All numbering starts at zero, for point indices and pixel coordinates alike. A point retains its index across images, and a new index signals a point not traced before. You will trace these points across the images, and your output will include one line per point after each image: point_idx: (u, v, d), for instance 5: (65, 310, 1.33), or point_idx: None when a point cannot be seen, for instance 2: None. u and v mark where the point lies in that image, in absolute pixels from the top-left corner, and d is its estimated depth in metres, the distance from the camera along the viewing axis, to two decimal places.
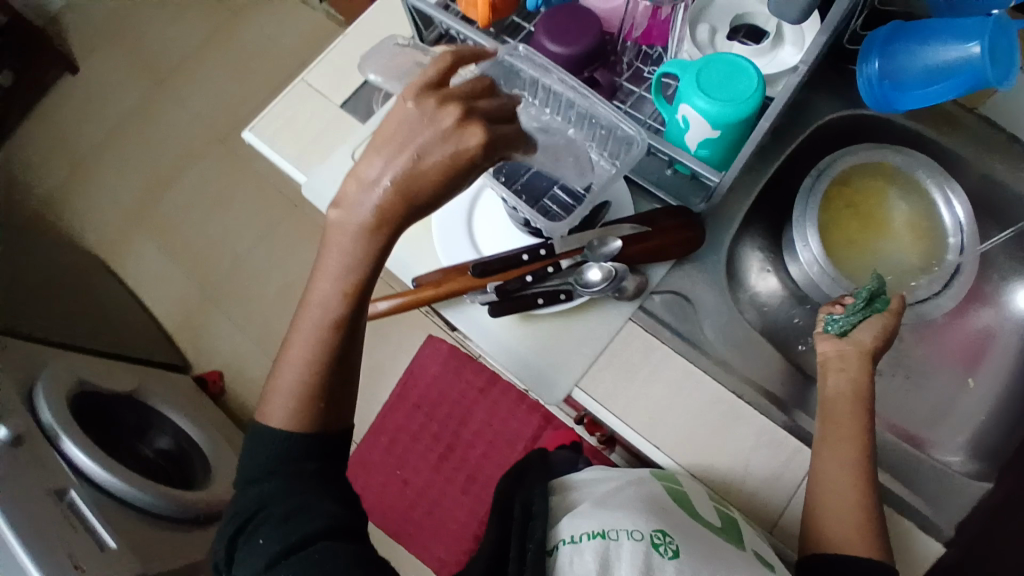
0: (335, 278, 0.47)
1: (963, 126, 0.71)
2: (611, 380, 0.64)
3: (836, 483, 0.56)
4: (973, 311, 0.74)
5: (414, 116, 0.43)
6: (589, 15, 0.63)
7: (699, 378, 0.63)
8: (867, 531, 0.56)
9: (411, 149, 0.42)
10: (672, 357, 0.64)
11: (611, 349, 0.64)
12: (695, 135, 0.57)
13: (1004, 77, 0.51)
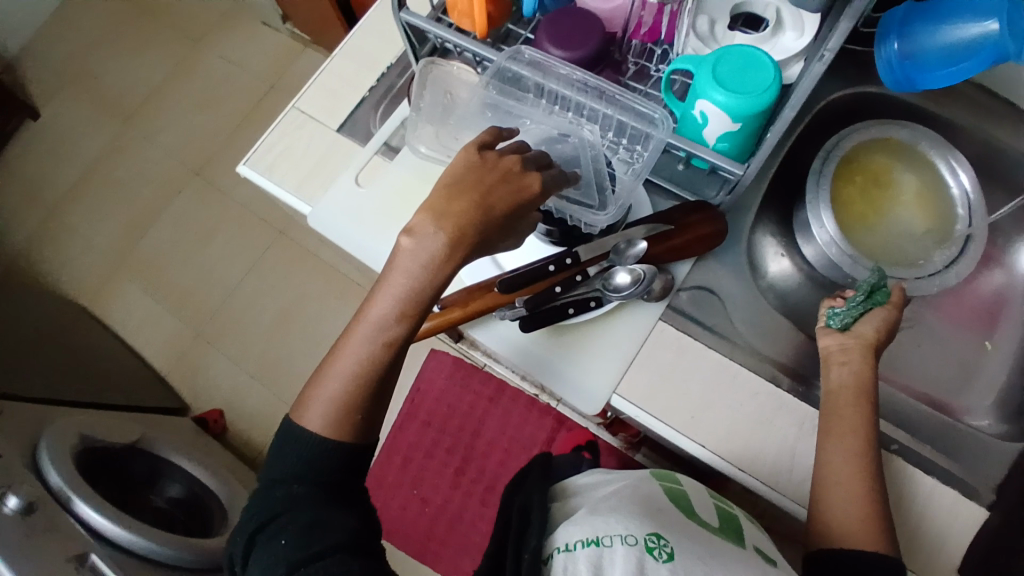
0: (396, 298, 0.46)
1: (960, 96, 0.73)
2: (647, 382, 0.63)
3: (845, 477, 0.56)
4: (986, 274, 0.75)
5: (477, 163, 0.48)
6: (591, 19, 0.63)
7: (736, 372, 0.63)
8: (880, 522, 0.55)
9: (477, 189, 0.46)
10: (706, 353, 0.63)
11: (644, 351, 0.64)
12: (714, 130, 0.58)
13: None
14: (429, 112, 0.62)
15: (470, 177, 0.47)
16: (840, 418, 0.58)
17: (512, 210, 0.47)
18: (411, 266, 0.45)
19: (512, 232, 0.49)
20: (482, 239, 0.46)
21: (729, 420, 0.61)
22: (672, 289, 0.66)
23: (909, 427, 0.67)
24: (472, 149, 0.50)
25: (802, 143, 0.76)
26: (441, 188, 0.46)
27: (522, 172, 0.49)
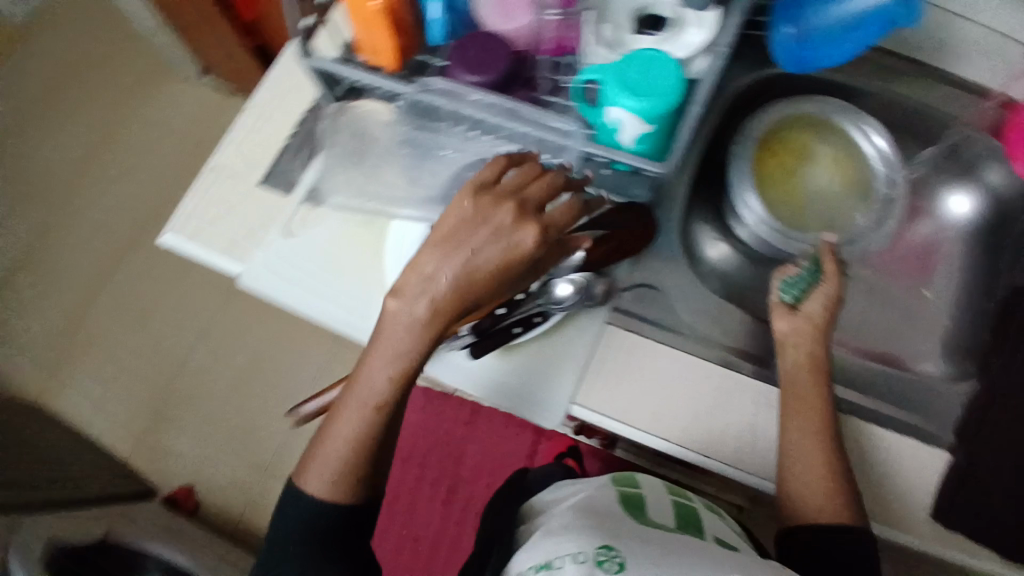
0: (389, 362, 0.52)
1: (863, 63, 0.76)
2: (613, 388, 0.64)
3: (808, 458, 0.58)
4: (912, 226, 0.79)
5: (473, 216, 0.52)
6: (495, 41, 0.63)
7: (689, 360, 0.64)
8: (846, 495, 0.57)
9: (465, 250, 0.51)
10: (659, 347, 0.65)
11: (597, 357, 0.65)
12: (629, 134, 0.59)
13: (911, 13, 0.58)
14: (344, 155, 0.67)
15: (457, 235, 0.52)
16: (799, 395, 0.59)
17: (500, 265, 0.52)
18: (399, 330, 0.52)
19: (509, 281, 0.54)
20: (465, 298, 0.52)
21: (692, 412, 0.63)
22: (613, 292, 0.67)
23: (864, 385, 0.69)
24: (468, 195, 0.53)
25: (720, 128, 0.78)
26: (430, 249, 0.52)
27: (517, 223, 0.52)
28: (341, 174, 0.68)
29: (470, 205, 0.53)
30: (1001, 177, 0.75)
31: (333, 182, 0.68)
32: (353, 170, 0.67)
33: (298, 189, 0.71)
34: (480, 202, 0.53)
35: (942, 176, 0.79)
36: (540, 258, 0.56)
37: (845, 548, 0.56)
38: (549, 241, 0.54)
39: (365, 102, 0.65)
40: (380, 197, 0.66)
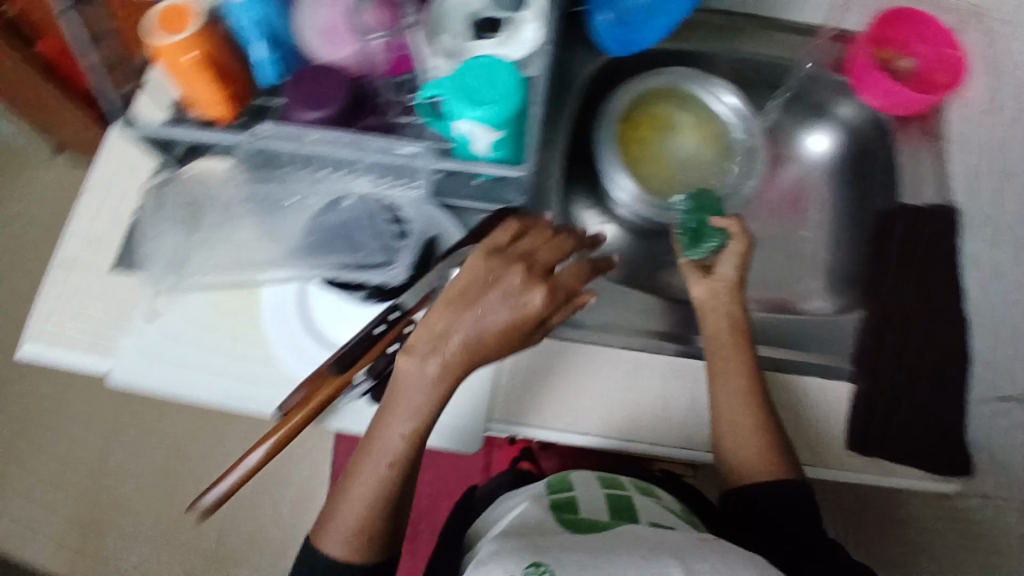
0: (408, 419, 0.55)
1: (702, 26, 0.76)
2: (538, 397, 0.63)
3: (735, 421, 0.59)
4: (780, 172, 0.82)
5: (483, 274, 0.56)
6: (328, 74, 0.60)
7: (604, 353, 0.65)
8: (778, 450, 0.59)
9: (478, 308, 0.54)
10: (571, 347, 0.65)
11: (515, 372, 0.64)
12: (483, 143, 0.59)
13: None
14: (173, 224, 0.63)
15: (467, 291, 0.55)
16: (725, 358, 0.61)
17: (506, 326, 0.55)
18: (418, 388, 0.54)
19: (517, 342, 0.57)
20: (478, 355, 0.55)
21: (613, 401, 0.63)
22: None
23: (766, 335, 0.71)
24: (479, 255, 0.58)
25: (579, 116, 0.78)
26: (441, 305, 0.55)
27: (528, 287, 0.56)
28: (175, 249, 0.62)
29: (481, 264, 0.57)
30: (853, 110, 0.77)
31: (158, 253, 0.62)
32: (192, 238, 0.62)
33: (137, 270, 0.65)
34: (490, 264, 0.57)
35: (797, 119, 0.81)
36: (550, 321, 0.58)
37: (793, 506, 0.56)
38: (558, 302, 0.57)
39: (202, 159, 0.62)
40: (241, 259, 0.63)
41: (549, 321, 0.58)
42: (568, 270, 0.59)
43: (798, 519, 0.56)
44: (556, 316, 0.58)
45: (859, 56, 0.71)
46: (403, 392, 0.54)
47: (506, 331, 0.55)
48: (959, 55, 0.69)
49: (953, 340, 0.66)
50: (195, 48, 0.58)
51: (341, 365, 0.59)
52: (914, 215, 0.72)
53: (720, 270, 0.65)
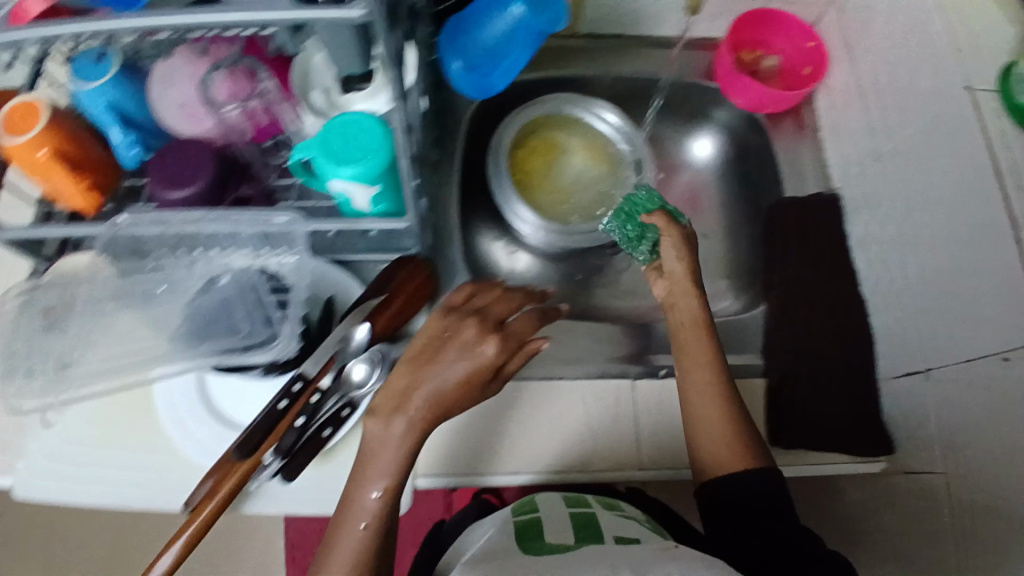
0: (386, 471, 0.56)
1: (574, 50, 0.78)
2: (486, 440, 0.64)
3: (705, 419, 0.59)
4: (673, 179, 0.84)
5: (440, 331, 0.60)
6: (196, 146, 0.59)
7: (562, 389, 0.67)
8: (746, 442, 0.59)
9: (436, 363, 0.58)
10: (529, 387, 0.67)
11: (477, 417, 0.65)
12: (362, 199, 0.59)
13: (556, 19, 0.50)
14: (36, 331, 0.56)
15: (428, 347, 0.59)
16: (689, 349, 0.62)
17: (465, 378, 0.57)
18: (387, 442, 0.56)
19: (478, 391, 0.59)
20: (440, 409, 0.57)
21: (545, 432, 0.65)
22: None
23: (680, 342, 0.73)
24: (439, 316, 0.62)
25: (468, 151, 0.78)
26: (407, 362, 0.59)
27: (481, 339, 0.59)
28: (47, 355, 0.56)
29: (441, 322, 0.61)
30: (728, 113, 0.80)
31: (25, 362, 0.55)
32: (66, 339, 0.57)
33: None
34: (447, 321, 0.61)
35: (681, 127, 0.83)
36: (507, 368, 0.61)
37: (756, 494, 0.57)
38: (511, 350, 0.60)
39: (71, 256, 0.59)
40: (122, 357, 0.58)
41: (505, 369, 0.61)
42: (521, 320, 0.63)
43: (759, 512, 0.57)
44: (512, 364, 0.61)
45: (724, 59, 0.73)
46: (380, 446, 0.56)
47: (465, 381, 0.58)
48: (817, 48, 0.73)
49: (854, 321, 0.67)
50: (42, 146, 0.57)
51: (246, 447, 0.55)
52: (799, 205, 0.74)
53: (669, 266, 0.67)
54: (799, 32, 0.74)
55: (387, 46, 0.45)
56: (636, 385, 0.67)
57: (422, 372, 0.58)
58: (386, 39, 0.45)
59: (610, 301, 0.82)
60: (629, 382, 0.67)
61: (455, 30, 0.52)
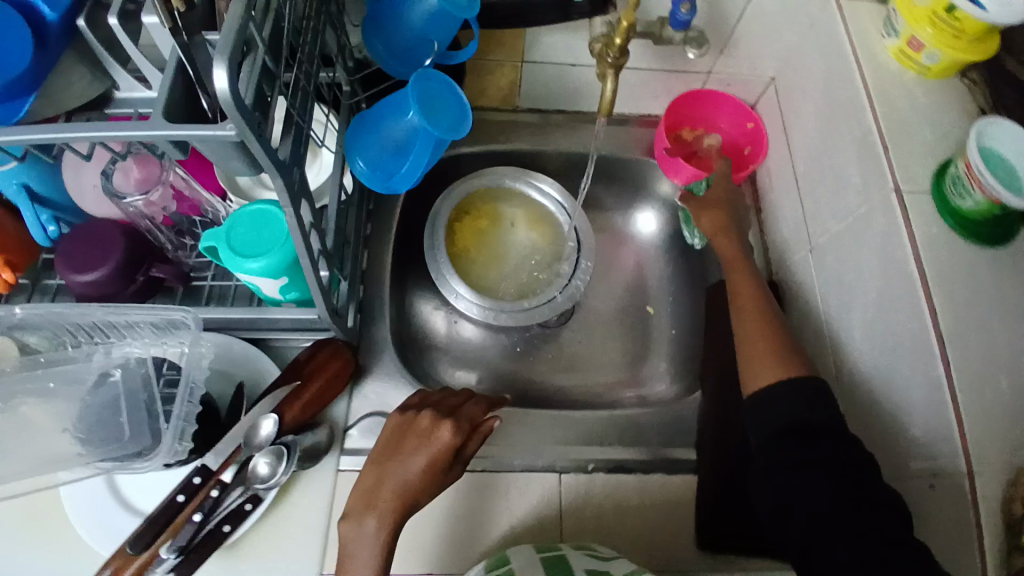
0: (397, 492, 0.56)
1: (520, 122, 0.78)
2: (438, 541, 0.61)
3: (756, 344, 0.59)
4: (618, 252, 0.84)
5: (400, 425, 0.60)
6: (109, 228, 0.58)
7: (530, 479, 0.65)
8: (790, 352, 0.57)
9: (399, 454, 0.58)
10: (494, 476, 0.65)
11: (445, 510, 0.63)
12: (271, 288, 0.58)
13: (452, 129, 0.50)
14: None
15: (392, 444, 0.59)
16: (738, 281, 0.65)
17: (427, 465, 0.57)
18: (365, 540, 0.54)
19: (446, 479, 0.58)
20: (410, 499, 0.56)
21: (476, 529, 0.63)
22: (338, 432, 0.66)
23: (619, 431, 0.69)
24: (398, 413, 0.62)
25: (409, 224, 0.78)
26: (372, 462, 0.58)
27: (435, 426, 0.59)
28: None
29: (400, 420, 0.61)
30: (672, 187, 0.80)
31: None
32: None
33: None
34: (406, 414, 0.61)
35: (627, 202, 0.84)
36: (468, 452, 0.60)
37: (797, 406, 0.52)
38: (467, 431, 0.60)
39: None
40: (23, 460, 0.51)
41: (465, 453, 0.60)
42: (473, 404, 0.63)
43: (806, 441, 0.50)
44: (471, 446, 0.60)
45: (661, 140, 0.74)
46: (380, 499, 0.55)
47: (428, 473, 0.57)
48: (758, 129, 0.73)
49: None
50: None
51: (141, 541, 0.54)
52: None
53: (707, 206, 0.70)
54: (737, 112, 0.74)
55: (274, 164, 0.44)
56: (562, 479, 0.65)
57: (389, 469, 0.57)
58: (273, 156, 0.43)
59: (555, 375, 0.78)
60: (555, 476, 0.65)
61: (355, 133, 0.51)
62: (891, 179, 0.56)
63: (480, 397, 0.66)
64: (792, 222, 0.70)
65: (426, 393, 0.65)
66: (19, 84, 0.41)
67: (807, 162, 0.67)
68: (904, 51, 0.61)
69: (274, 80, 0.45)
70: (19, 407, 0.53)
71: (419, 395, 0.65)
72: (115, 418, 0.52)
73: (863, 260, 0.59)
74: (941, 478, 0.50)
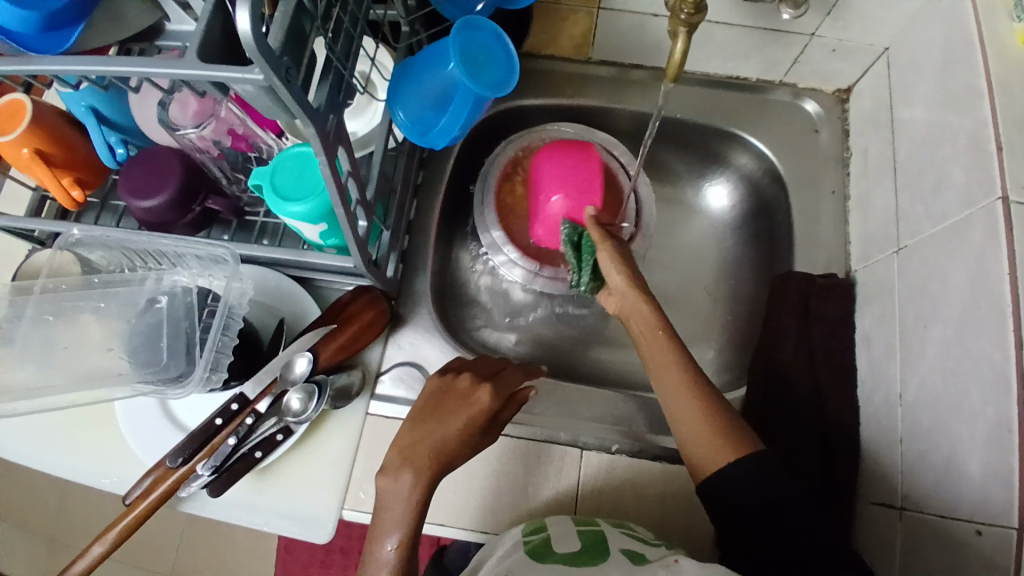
0: (434, 449, 0.54)
1: (588, 77, 0.75)
2: (457, 500, 0.62)
3: (687, 417, 0.53)
4: (685, 225, 0.81)
5: (438, 388, 0.59)
6: (166, 155, 0.60)
7: (566, 455, 0.64)
8: (727, 431, 0.53)
9: (438, 412, 0.57)
10: (526, 445, 0.64)
11: (481, 475, 0.63)
12: (312, 232, 0.58)
13: (492, 86, 0.48)
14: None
15: (431, 403, 0.58)
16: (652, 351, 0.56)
17: (466, 425, 0.56)
18: (398, 494, 0.52)
19: (480, 442, 0.57)
20: (445, 460, 0.54)
21: (494, 492, 0.63)
22: (371, 377, 0.67)
23: (648, 414, 0.67)
24: (435, 377, 0.61)
25: (464, 175, 0.77)
26: (408, 420, 0.57)
27: (475, 389, 0.58)
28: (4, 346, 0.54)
29: (437, 382, 0.60)
30: (752, 160, 0.76)
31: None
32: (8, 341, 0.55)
33: None
34: (443, 379, 0.60)
35: (701, 172, 0.81)
36: (501, 417, 0.60)
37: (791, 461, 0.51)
38: (505, 398, 0.59)
39: (36, 255, 0.60)
40: (72, 373, 0.54)
41: (500, 418, 0.60)
42: (512, 371, 0.63)
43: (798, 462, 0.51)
44: (505, 412, 0.60)
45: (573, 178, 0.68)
46: (416, 452, 0.54)
47: (464, 434, 0.56)
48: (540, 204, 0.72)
49: (843, 426, 0.60)
50: (25, 144, 0.58)
51: (181, 456, 0.57)
52: (806, 280, 0.67)
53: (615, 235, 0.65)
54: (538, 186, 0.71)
55: (304, 111, 0.42)
56: (583, 455, 0.64)
57: (428, 427, 0.56)
58: (303, 103, 0.42)
59: (595, 347, 0.76)
60: (577, 451, 0.64)
61: (397, 82, 0.50)
62: (999, 184, 0.48)
63: (518, 367, 0.65)
64: (884, 218, 0.63)
65: (466, 361, 0.64)
66: (66, 16, 0.43)
67: (910, 153, 0.60)
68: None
69: (312, 23, 0.43)
70: (81, 317, 0.57)
71: (457, 362, 0.64)
72: (158, 342, 0.56)
73: (948, 271, 0.52)
74: (989, 524, 0.44)
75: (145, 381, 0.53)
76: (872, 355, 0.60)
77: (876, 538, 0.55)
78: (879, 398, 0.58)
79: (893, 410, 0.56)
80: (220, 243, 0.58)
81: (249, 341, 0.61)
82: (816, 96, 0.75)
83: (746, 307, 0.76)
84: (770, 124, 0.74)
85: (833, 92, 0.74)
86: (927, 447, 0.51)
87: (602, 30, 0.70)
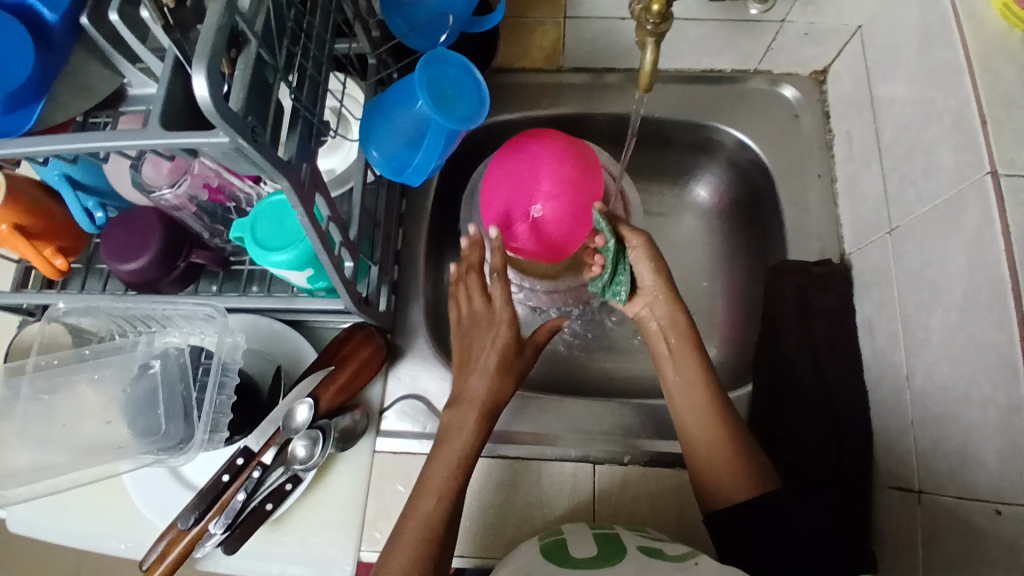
0: (482, 382, 0.57)
1: (562, 85, 0.74)
2: (473, 526, 0.61)
3: (712, 455, 0.55)
4: (674, 223, 0.81)
5: (470, 317, 0.62)
6: (146, 215, 0.59)
7: (581, 472, 0.63)
8: (750, 466, 0.54)
9: (479, 343, 0.60)
10: (541, 465, 0.64)
11: (494, 499, 0.62)
12: (299, 278, 0.57)
13: (461, 120, 0.47)
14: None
15: (468, 342, 0.61)
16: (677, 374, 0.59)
17: (499, 352, 0.58)
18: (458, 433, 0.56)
19: (521, 362, 0.60)
20: (495, 396, 0.57)
21: (510, 513, 0.62)
22: (374, 415, 0.66)
23: (656, 420, 0.66)
24: (455, 324, 0.63)
25: (448, 196, 0.77)
26: (457, 366, 0.61)
27: (494, 309, 0.61)
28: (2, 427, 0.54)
29: (461, 324, 0.63)
30: (735, 151, 0.75)
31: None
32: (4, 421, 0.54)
33: None
34: (467, 312, 0.63)
35: (684, 168, 0.80)
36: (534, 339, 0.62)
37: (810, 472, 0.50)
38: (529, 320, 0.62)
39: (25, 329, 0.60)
40: (76, 448, 0.54)
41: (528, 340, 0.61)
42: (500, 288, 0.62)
43: None
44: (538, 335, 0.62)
45: (561, 174, 0.64)
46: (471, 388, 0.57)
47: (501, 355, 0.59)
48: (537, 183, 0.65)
49: (855, 415, 0.60)
50: (3, 220, 0.57)
51: (192, 517, 0.55)
52: (801, 269, 0.67)
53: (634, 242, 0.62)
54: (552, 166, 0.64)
55: (276, 166, 0.41)
56: (595, 470, 0.63)
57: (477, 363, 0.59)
58: (274, 158, 0.41)
59: (596, 356, 0.75)
60: (590, 466, 0.63)
61: (368, 121, 0.49)
62: (987, 160, 0.47)
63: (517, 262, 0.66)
64: (874, 200, 0.62)
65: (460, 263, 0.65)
66: (25, 95, 0.42)
67: (894, 131, 0.59)
68: (1010, 6, 0.50)
69: (274, 74, 0.42)
70: (78, 387, 0.56)
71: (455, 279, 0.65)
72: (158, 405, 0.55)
73: (946, 250, 0.51)
74: (1009, 505, 0.43)
75: (149, 450, 0.53)
76: (876, 341, 0.59)
77: (895, 525, 0.54)
78: (886, 385, 0.57)
79: (900, 395, 0.55)
80: (206, 300, 0.57)
81: (248, 394, 0.60)
82: (794, 81, 0.74)
83: (744, 299, 0.75)
84: (748, 114, 0.74)
85: (810, 75, 0.74)
86: (941, 430, 0.50)
87: (572, 37, 0.69)
